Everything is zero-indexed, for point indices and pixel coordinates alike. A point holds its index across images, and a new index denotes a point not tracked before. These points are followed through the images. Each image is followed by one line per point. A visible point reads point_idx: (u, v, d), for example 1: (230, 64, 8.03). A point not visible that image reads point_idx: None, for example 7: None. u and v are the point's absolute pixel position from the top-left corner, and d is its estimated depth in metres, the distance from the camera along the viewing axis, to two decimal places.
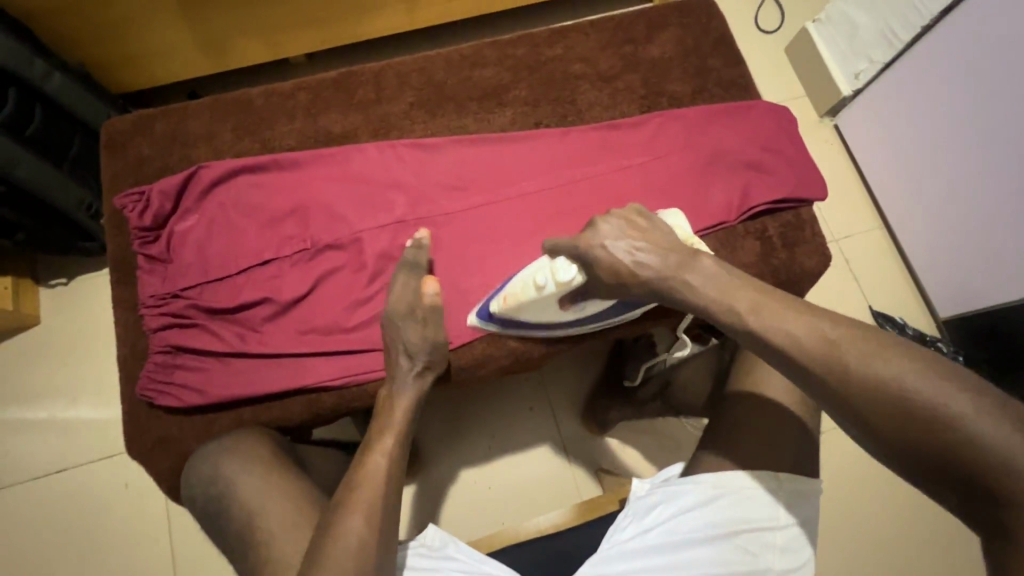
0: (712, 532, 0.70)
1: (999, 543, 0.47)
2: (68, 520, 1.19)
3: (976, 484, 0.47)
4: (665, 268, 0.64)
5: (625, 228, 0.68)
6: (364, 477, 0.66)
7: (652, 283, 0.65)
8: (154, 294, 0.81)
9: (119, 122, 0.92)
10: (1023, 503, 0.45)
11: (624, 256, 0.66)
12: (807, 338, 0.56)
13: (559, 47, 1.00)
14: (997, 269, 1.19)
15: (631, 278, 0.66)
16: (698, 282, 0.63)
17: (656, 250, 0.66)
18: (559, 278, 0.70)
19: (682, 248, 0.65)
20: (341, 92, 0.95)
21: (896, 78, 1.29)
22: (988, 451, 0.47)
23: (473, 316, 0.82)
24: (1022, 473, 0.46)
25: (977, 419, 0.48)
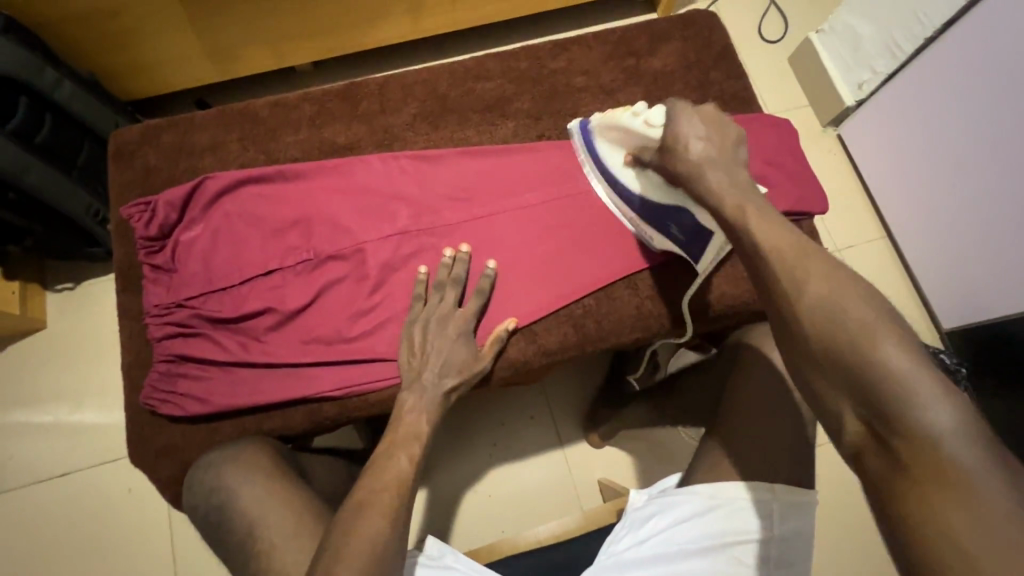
0: (708, 543, 0.70)
1: (884, 470, 0.47)
2: (71, 524, 1.19)
3: (877, 406, 0.48)
4: (709, 159, 0.68)
5: (711, 119, 0.71)
6: (384, 480, 0.67)
7: (687, 162, 0.69)
8: (159, 303, 0.82)
9: (127, 132, 0.93)
10: (917, 433, 0.46)
11: (689, 137, 0.69)
12: (806, 288, 0.54)
13: (562, 60, 1.01)
14: (997, 277, 1.18)
15: (681, 149, 0.70)
16: (719, 179, 0.66)
17: (715, 146, 0.69)
18: (650, 118, 0.75)
19: (737, 158, 0.69)
20: (346, 103, 0.96)
21: (898, 90, 1.29)
22: (897, 378, 0.47)
23: (576, 120, 0.92)
24: (922, 404, 0.46)
25: (894, 351, 0.49)
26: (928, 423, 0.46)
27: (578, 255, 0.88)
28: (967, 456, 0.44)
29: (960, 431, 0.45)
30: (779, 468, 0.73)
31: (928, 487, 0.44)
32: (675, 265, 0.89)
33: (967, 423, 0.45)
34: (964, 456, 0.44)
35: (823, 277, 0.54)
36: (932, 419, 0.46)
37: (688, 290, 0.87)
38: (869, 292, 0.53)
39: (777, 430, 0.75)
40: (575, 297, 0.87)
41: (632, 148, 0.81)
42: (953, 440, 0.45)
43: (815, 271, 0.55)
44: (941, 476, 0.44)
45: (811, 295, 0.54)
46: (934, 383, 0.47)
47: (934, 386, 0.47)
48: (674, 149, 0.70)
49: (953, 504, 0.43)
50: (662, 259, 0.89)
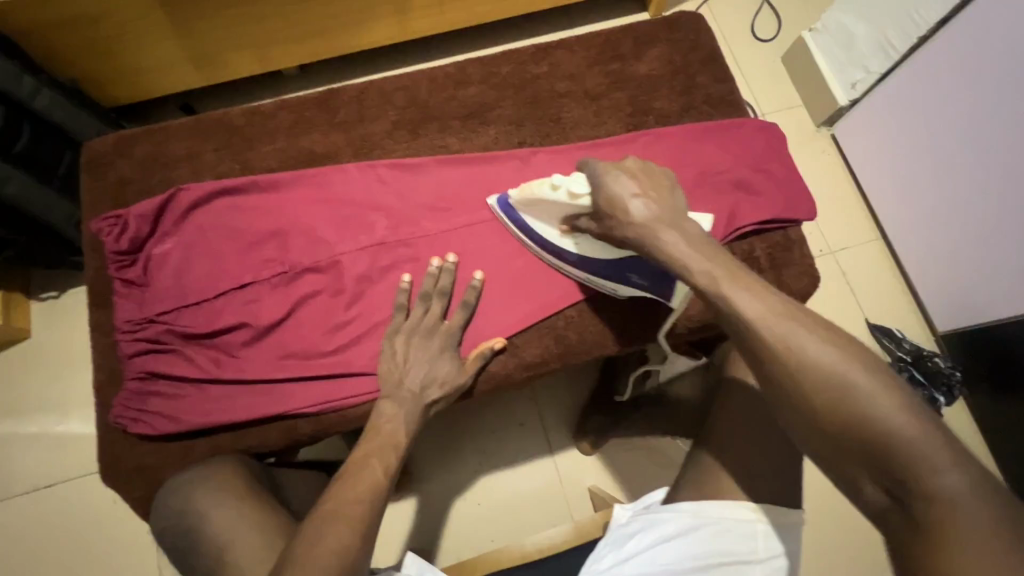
0: (694, 565, 0.67)
1: (907, 535, 0.47)
2: (52, 538, 1.17)
3: (894, 475, 0.48)
4: (654, 218, 0.65)
5: (643, 174, 0.70)
6: (357, 490, 0.66)
7: (637, 227, 0.66)
8: (130, 319, 0.80)
9: (100, 142, 0.92)
10: (933, 498, 0.46)
11: (626, 199, 0.67)
12: (816, 355, 0.52)
13: (544, 65, 0.99)
14: (994, 278, 1.16)
15: (622, 213, 0.67)
16: (674, 241, 0.63)
17: (653, 202, 0.66)
18: (572, 189, 0.73)
19: (681, 209, 0.66)
20: (324, 111, 0.94)
21: (890, 91, 1.27)
22: (910, 443, 0.48)
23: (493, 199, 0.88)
24: (936, 468, 0.47)
25: (898, 414, 0.49)
26: (944, 486, 0.46)
27: (561, 266, 0.87)
28: (984, 516, 0.45)
29: (970, 487, 0.46)
30: (765, 485, 0.71)
31: (951, 553, 0.44)
32: None
33: (979, 481, 0.46)
34: (980, 517, 0.45)
35: (816, 345, 0.53)
36: (947, 482, 0.46)
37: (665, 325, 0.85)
38: (867, 357, 0.53)
39: (763, 445, 0.73)
40: (558, 308, 0.85)
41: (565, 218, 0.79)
42: (970, 501, 0.46)
43: (808, 335, 0.54)
44: (960, 539, 0.45)
45: (826, 362, 0.52)
46: (942, 445, 0.48)
47: (944, 447, 0.48)
48: (614, 212, 0.68)
49: (980, 569, 0.43)
50: None
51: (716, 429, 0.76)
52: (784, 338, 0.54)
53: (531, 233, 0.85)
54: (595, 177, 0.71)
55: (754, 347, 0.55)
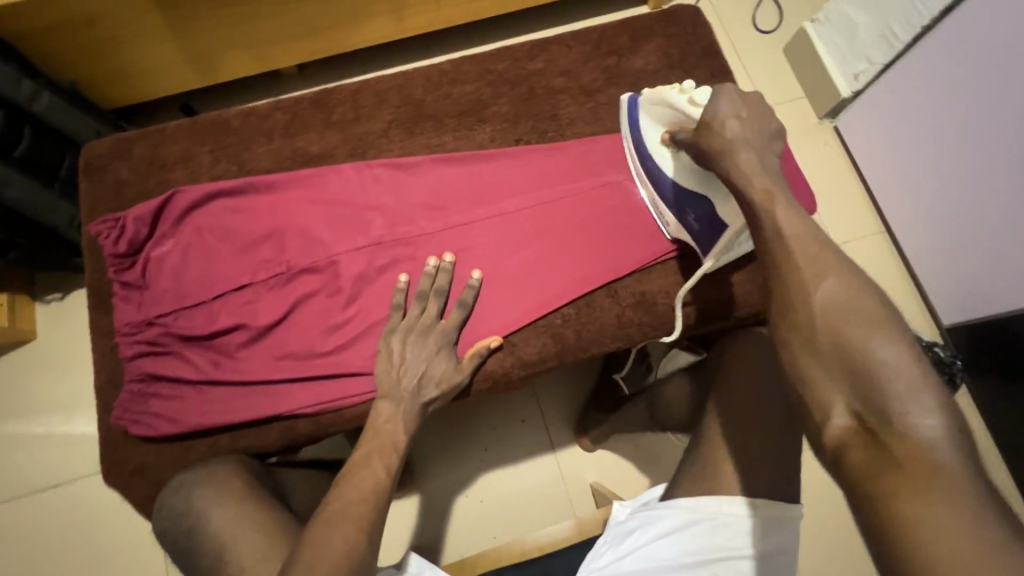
0: (687, 560, 0.68)
1: (870, 463, 0.46)
2: (60, 537, 1.18)
3: (874, 403, 0.48)
4: (741, 138, 0.65)
5: (751, 104, 0.68)
6: (360, 490, 0.66)
7: (723, 138, 0.65)
8: (130, 321, 0.81)
9: (98, 145, 0.92)
10: (909, 431, 0.46)
11: (726, 115, 0.66)
12: (838, 290, 0.53)
13: (540, 61, 0.98)
14: (996, 269, 1.15)
15: (715, 126, 0.66)
16: (749, 161, 0.63)
17: (748, 125, 0.66)
18: (695, 98, 0.70)
19: (771, 146, 0.66)
20: (319, 111, 0.94)
21: (893, 81, 1.26)
22: (900, 378, 0.48)
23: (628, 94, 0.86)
24: (920, 404, 0.47)
25: (894, 353, 0.49)
26: (922, 424, 0.46)
27: (557, 264, 0.87)
28: (954, 459, 0.44)
29: (948, 433, 0.45)
30: (764, 484, 0.70)
31: (913, 481, 0.44)
32: (655, 271, 0.87)
33: (957, 429, 0.46)
34: (950, 456, 0.44)
35: (846, 279, 0.54)
36: (925, 420, 0.46)
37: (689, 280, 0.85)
38: (883, 302, 0.53)
39: (762, 441, 0.72)
40: (555, 306, 0.84)
41: (672, 125, 0.77)
42: (943, 442, 0.45)
43: (834, 268, 0.55)
44: (925, 472, 0.44)
45: (842, 293, 0.53)
46: (931, 387, 0.48)
47: (931, 390, 0.47)
48: (708, 123, 0.67)
49: (938, 499, 0.42)
50: (644, 265, 0.87)
51: (715, 428, 0.75)
52: (827, 268, 0.55)
53: (637, 132, 0.83)
54: (720, 93, 0.69)
55: (782, 262, 0.57)
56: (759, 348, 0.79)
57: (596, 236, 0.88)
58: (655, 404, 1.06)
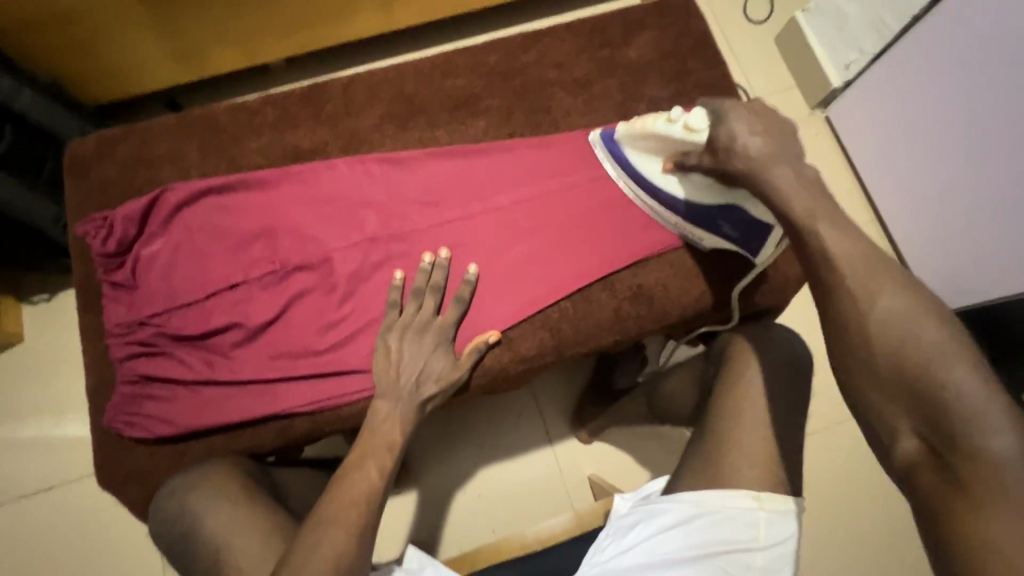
0: (691, 553, 0.68)
1: (937, 484, 0.51)
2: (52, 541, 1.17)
3: (940, 426, 0.52)
4: (766, 154, 0.66)
5: (758, 116, 0.69)
6: (352, 493, 0.66)
7: (749, 159, 0.67)
8: (120, 323, 0.80)
9: (83, 143, 0.90)
10: (978, 454, 0.50)
11: (743, 136, 0.67)
12: (898, 310, 0.56)
13: (533, 53, 0.97)
14: (986, 256, 1.15)
15: (735, 146, 0.68)
16: (783, 180, 0.65)
17: (767, 137, 0.67)
18: (689, 122, 0.72)
19: (795, 152, 0.67)
20: (309, 106, 0.93)
21: (885, 71, 1.26)
22: (968, 401, 0.51)
23: (596, 134, 0.90)
24: (988, 428, 0.50)
25: (962, 374, 0.52)
26: (989, 446, 0.49)
27: (554, 258, 0.86)
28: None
29: (1017, 453, 0.49)
30: (761, 474, 0.71)
31: (979, 502, 0.48)
32: (651, 264, 0.87)
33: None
34: (1020, 478, 0.48)
35: (902, 297, 0.56)
36: (993, 441, 0.49)
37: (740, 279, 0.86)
38: (947, 319, 0.55)
39: (758, 433, 0.73)
40: (553, 300, 0.84)
41: (671, 154, 0.78)
42: (1014, 464, 0.48)
43: (890, 289, 0.57)
44: (992, 492, 0.48)
45: (902, 315, 0.56)
46: (1000, 407, 0.50)
47: (1000, 410, 0.50)
48: (728, 146, 0.68)
49: (1003, 522, 0.47)
50: (641, 258, 0.87)
51: (715, 423, 0.75)
52: (892, 290, 0.57)
53: (629, 167, 0.85)
54: (718, 114, 0.71)
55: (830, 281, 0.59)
56: (762, 341, 0.80)
57: (593, 230, 0.87)
58: (653, 397, 1.05)
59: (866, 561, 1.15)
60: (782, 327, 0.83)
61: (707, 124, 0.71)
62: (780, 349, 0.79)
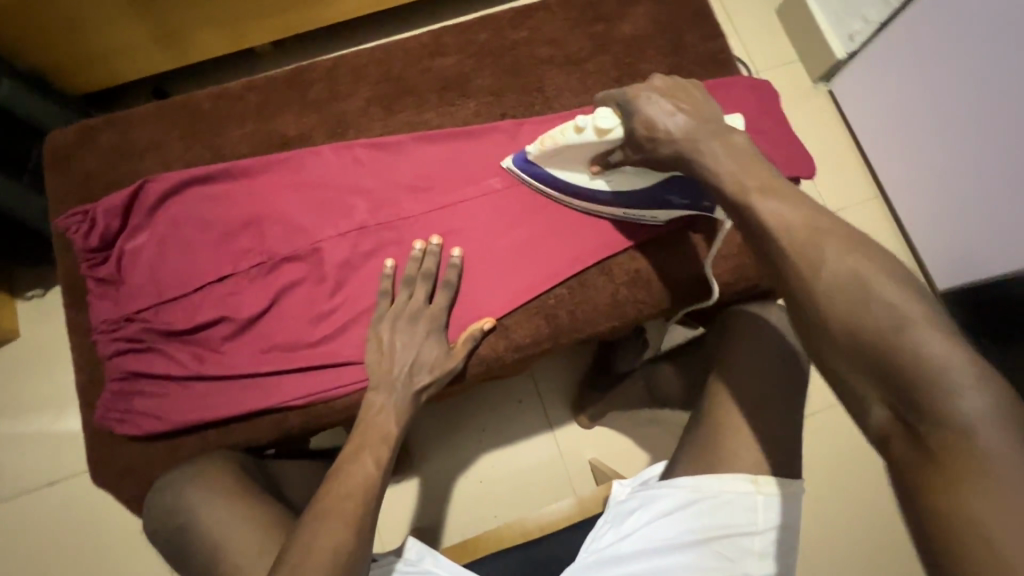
0: (689, 538, 0.67)
1: (911, 458, 0.44)
2: (49, 540, 1.14)
3: (907, 393, 0.45)
4: (695, 132, 0.64)
5: (672, 91, 0.68)
6: (348, 486, 0.65)
7: (678, 143, 0.64)
8: (107, 319, 0.78)
9: (62, 134, 0.87)
10: (948, 419, 0.43)
11: (663, 118, 0.65)
12: (838, 266, 0.50)
13: (524, 29, 0.94)
14: (990, 230, 1.12)
15: (663, 133, 0.65)
16: (724, 151, 0.61)
17: (692, 115, 0.65)
18: (598, 124, 0.70)
19: (721, 122, 0.64)
20: (293, 91, 0.90)
21: (889, 40, 1.21)
22: (933, 361, 0.44)
23: (508, 160, 0.85)
24: (958, 389, 0.43)
25: (925, 334, 0.46)
26: (962, 407, 0.43)
27: (548, 243, 0.84)
28: (999, 442, 0.41)
29: (992, 415, 0.42)
30: (764, 458, 0.70)
31: (957, 476, 0.41)
32: (646, 247, 0.84)
33: (1002, 408, 0.42)
34: (996, 440, 0.41)
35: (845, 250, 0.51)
36: (965, 403, 0.43)
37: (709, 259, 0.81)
38: (899, 277, 0.49)
39: (761, 418, 0.71)
40: (548, 286, 0.82)
41: (594, 157, 0.76)
42: (987, 428, 0.42)
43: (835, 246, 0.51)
44: (972, 463, 0.41)
45: (851, 278, 0.50)
46: (969, 363, 0.44)
47: (969, 368, 0.44)
48: (652, 136, 0.66)
49: (986, 496, 0.40)
50: (636, 241, 0.84)
51: (714, 405, 0.74)
52: (837, 250, 0.51)
53: (554, 183, 0.82)
54: (624, 110, 0.69)
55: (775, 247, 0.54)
56: (760, 325, 0.78)
57: (587, 213, 0.85)
58: (654, 383, 1.03)
59: (871, 539, 1.15)
60: (781, 309, 0.80)
61: (616, 121, 0.69)
62: (778, 332, 0.76)
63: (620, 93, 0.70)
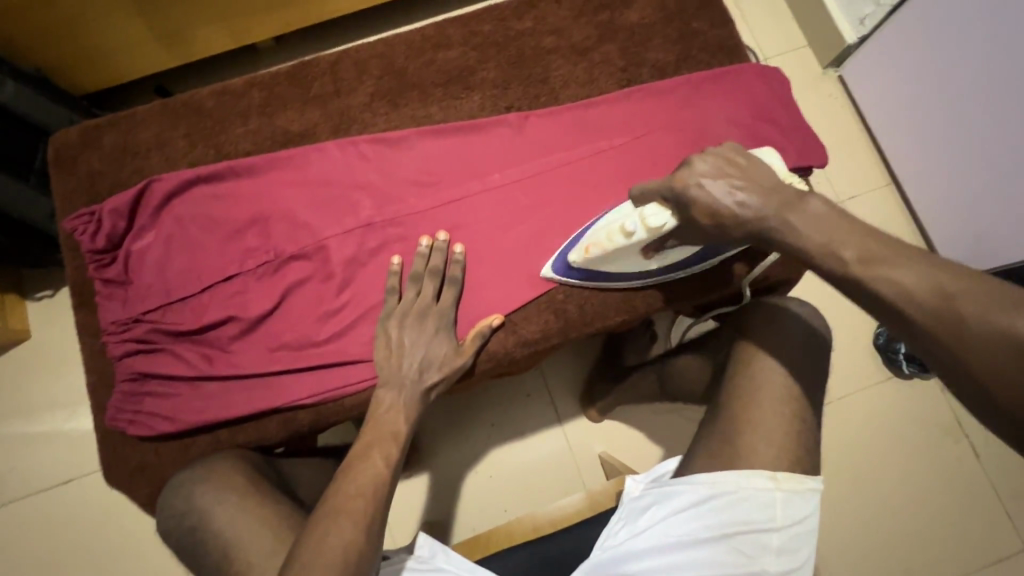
0: (706, 535, 0.66)
1: None
2: (65, 538, 1.15)
3: None
4: (767, 209, 0.58)
5: (724, 169, 0.62)
6: (359, 484, 0.65)
7: (753, 226, 0.59)
8: (116, 319, 0.78)
9: (67, 135, 0.87)
10: None
11: (728, 200, 0.60)
12: (919, 287, 0.50)
13: (528, 20, 0.92)
14: (1007, 217, 1.10)
15: (731, 219, 0.60)
16: (805, 223, 0.57)
17: (756, 189, 0.59)
18: (650, 223, 0.67)
19: (785, 190, 0.59)
20: (296, 87, 0.89)
21: (902, 21, 1.17)
22: None
23: (548, 270, 0.81)
24: None
25: None
26: None
27: (555, 237, 0.83)
28: None
29: None
30: (777, 453, 0.69)
31: None
32: None
33: None
34: None
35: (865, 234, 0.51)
36: None
37: (750, 277, 0.82)
38: None
39: (774, 412, 0.71)
40: (557, 281, 0.81)
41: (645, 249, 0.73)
42: None
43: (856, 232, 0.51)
44: None
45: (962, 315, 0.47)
46: None
47: None
48: (721, 225, 0.61)
49: None
50: None
51: (729, 401, 0.73)
52: None
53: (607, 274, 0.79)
54: (677, 203, 0.64)
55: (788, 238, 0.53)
56: (777, 319, 0.76)
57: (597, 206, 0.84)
58: (665, 376, 1.02)
59: (883, 531, 1.14)
60: (796, 301, 0.79)
61: (666, 217, 0.66)
62: (792, 326, 0.75)
63: (664, 186, 0.65)
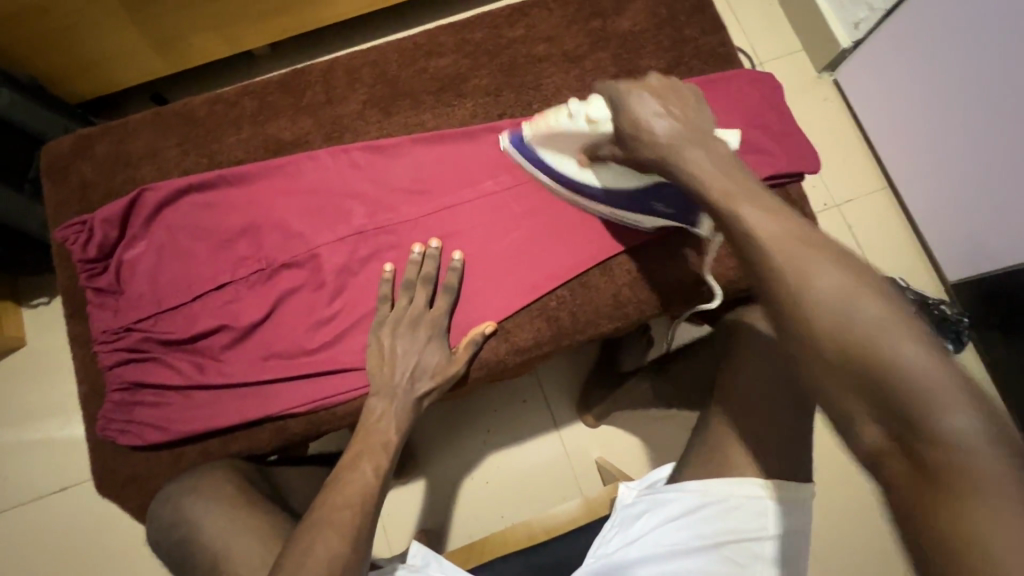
0: (698, 544, 0.66)
1: (906, 476, 0.42)
2: (61, 547, 1.14)
3: (897, 412, 0.42)
4: (676, 137, 0.59)
5: (667, 93, 0.63)
6: (346, 495, 0.64)
7: (655, 144, 0.60)
8: (107, 329, 0.78)
9: (59, 145, 0.87)
10: (941, 437, 0.41)
11: (648, 117, 0.61)
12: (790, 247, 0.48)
13: (520, 27, 0.92)
14: (997, 223, 1.09)
15: (644, 133, 0.61)
16: (709, 156, 0.57)
17: (679, 118, 0.60)
18: (591, 113, 0.68)
19: (707, 130, 0.60)
20: (289, 95, 0.89)
21: (897, 25, 1.17)
22: (915, 378, 0.42)
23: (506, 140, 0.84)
24: (939, 407, 0.41)
25: (912, 351, 0.43)
26: (952, 428, 0.41)
27: (548, 244, 0.83)
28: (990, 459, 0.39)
29: (979, 433, 0.40)
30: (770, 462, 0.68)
31: (958, 496, 0.39)
32: (652, 247, 0.83)
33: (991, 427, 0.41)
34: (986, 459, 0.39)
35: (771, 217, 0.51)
36: (958, 418, 0.41)
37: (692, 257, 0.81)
38: (880, 287, 0.47)
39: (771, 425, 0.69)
40: (551, 288, 0.81)
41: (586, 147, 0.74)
42: (978, 445, 0.40)
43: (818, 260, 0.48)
44: (968, 485, 0.39)
45: (838, 286, 0.46)
46: (959, 388, 0.42)
47: (961, 387, 0.42)
48: (636, 135, 0.62)
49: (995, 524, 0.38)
50: (638, 241, 0.83)
51: (722, 409, 0.73)
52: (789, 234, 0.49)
53: (549, 170, 0.80)
54: (614, 104, 0.65)
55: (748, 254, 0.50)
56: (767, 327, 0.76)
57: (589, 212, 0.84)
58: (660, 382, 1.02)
59: (880, 538, 1.13)
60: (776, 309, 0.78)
61: (606, 113, 0.67)
62: None
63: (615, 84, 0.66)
